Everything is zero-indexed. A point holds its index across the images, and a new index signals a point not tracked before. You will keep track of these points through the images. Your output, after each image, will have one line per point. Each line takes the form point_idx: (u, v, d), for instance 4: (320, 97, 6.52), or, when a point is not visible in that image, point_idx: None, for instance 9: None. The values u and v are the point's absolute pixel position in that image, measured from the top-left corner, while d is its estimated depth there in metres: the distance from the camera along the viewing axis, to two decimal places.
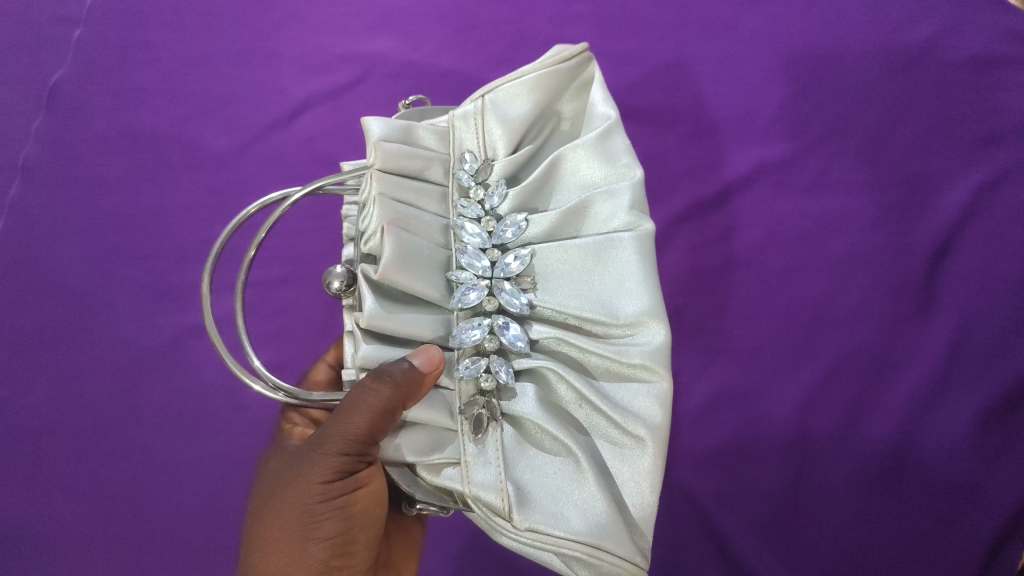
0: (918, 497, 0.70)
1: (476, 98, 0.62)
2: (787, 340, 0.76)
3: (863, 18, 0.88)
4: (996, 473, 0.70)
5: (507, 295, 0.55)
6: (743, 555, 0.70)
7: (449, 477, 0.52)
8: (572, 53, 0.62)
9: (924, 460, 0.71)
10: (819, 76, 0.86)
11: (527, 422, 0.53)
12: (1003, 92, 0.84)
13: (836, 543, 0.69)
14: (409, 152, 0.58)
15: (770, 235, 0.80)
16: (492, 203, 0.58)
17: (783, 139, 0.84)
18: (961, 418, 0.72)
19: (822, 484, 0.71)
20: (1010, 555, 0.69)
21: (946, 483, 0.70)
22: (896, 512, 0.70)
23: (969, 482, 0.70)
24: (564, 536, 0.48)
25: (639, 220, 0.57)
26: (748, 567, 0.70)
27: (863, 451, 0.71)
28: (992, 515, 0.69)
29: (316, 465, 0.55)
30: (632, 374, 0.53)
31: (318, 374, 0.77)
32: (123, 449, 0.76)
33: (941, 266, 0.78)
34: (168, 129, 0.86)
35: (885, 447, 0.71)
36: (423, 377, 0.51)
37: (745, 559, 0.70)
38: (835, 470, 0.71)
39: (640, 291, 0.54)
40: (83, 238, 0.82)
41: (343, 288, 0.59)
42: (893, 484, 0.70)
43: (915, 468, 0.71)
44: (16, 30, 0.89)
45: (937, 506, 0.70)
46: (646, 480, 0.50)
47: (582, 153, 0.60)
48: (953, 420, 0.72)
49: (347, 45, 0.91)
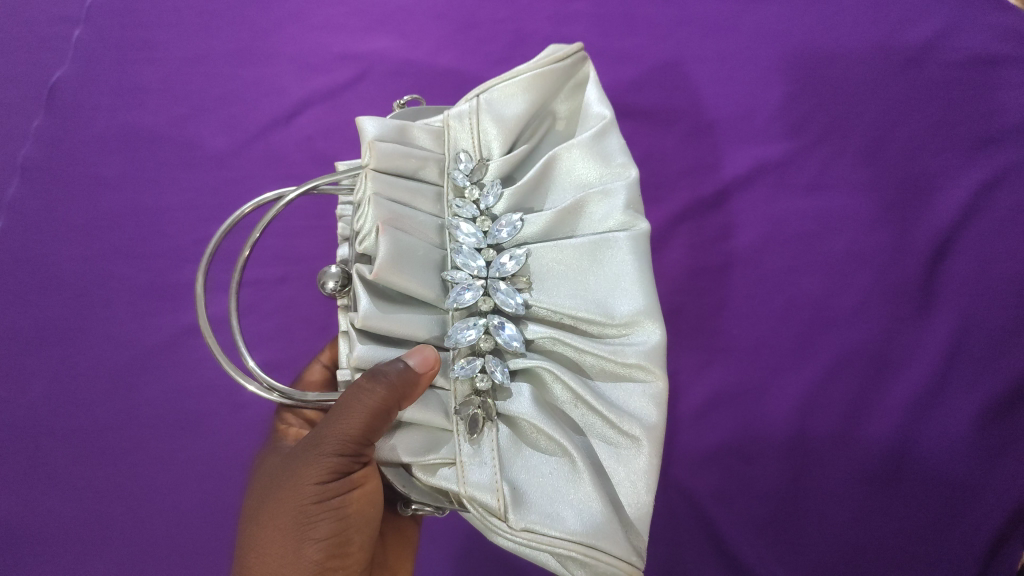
0: (917, 497, 0.70)
1: (471, 98, 0.61)
2: (786, 340, 0.76)
3: (860, 20, 0.88)
4: (995, 473, 0.70)
5: (502, 294, 0.54)
6: (742, 555, 0.70)
7: (444, 477, 0.52)
8: (567, 53, 0.62)
9: (925, 461, 0.71)
10: (817, 77, 0.86)
11: (521, 422, 0.53)
12: (1001, 93, 0.84)
13: (837, 543, 0.70)
14: (404, 152, 0.58)
15: (769, 236, 0.80)
16: (487, 202, 0.58)
17: (781, 139, 0.84)
18: (960, 418, 0.72)
19: (822, 484, 0.71)
20: (1010, 555, 0.70)
21: (945, 484, 0.71)
22: (896, 512, 0.70)
23: (968, 482, 0.71)
24: (559, 536, 0.48)
25: (634, 220, 0.57)
26: (747, 566, 0.70)
27: (863, 451, 0.72)
28: (992, 516, 0.69)
29: (311, 466, 0.55)
30: (628, 374, 0.53)
31: (313, 375, 0.76)
32: (120, 450, 0.75)
33: (941, 266, 0.78)
34: (167, 128, 0.86)
35: (884, 447, 0.72)
36: (419, 377, 0.51)
37: (744, 559, 0.70)
38: (834, 470, 0.72)
39: (635, 290, 0.54)
40: (80, 238, 0.81)
41: (338, 289, 0.59)
42: (893, 484, 0.71)
43: (915, 468, 0.71)
44: (13, 28, 0.89)
45: (936, 507, 0.70)
46: (641, 480, 0.50)
47: (577, 153, 0.60)
48: (953, 420, 0.72)
49: (346, 45, 0.91)
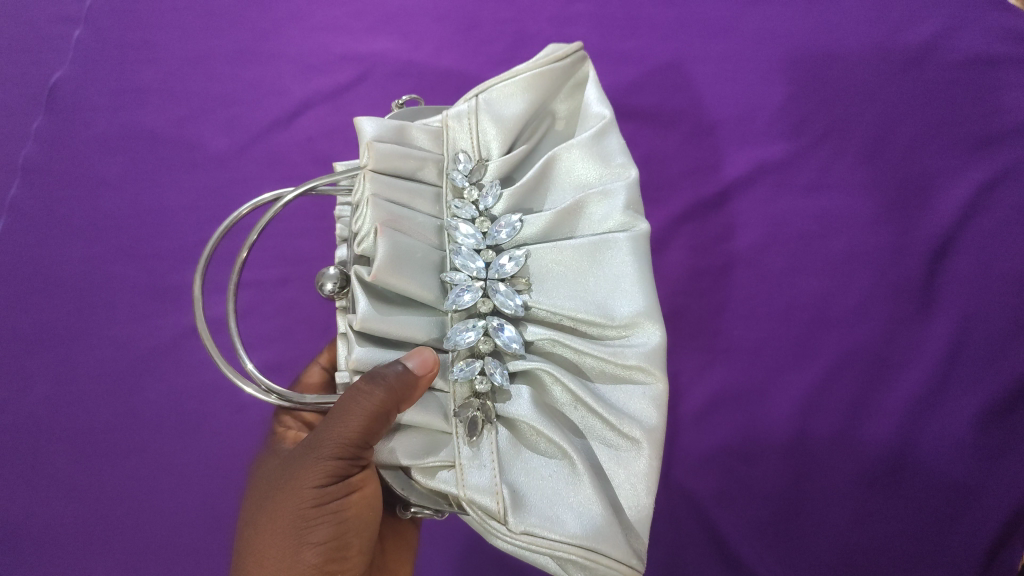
0: (918, 498, 0.70)
1: (470, 98, 0.61)
2: (787, 341, 0.76)
3: (861, 20, 0.88)
4: (996, 474, 0.70)
5: (502, 296, 0.54)
6: (743, 555, 0.70)
7: (443, 480, 0.51)
8: (567, 52, 0.62)
9: (925, 461, 0.71)
10: (819, 77, 0.86)
11: (521, 424, 0.52)
12: (1002, 93, 0.84)
13: (838, 543, 0.70)
14: (403, 152, 0.58)
15: (770, 236, 0.80)
16: (486, 203, 0.58)
17: (782, 139, 0.84)
18: (961, 418, 0.72)
19: (822, 485, 0.71)
20: (1011, 556, 0.69)
21: (946, 484, 0.71)
22: (897, 513, 0.70)
23: (969, 483, 0.70)
24: (559, 539, 0.47)
25: (635, 221, 0.57)
26: (748, 567, 0.70)
27: (864, 451, 0.72)
28: (993, 516, 0.69)
29: (309, 469, 0.55)
30: (628, 376, 0.53)
31: (312, 377, 0.76)
32: (120, 452, 0.75)
33: (942, 266, 0.78)
34: (168, 129, 0.85)
35: (885, 448, 0.72)
36: (418, 380, 0.51)
37: (745, 560, 0.70)
38: (835, 471, 0.71)
39: (635, 292, 0.54)
40: (80, 239, 0.80)
41: (337, 291, 0.59)
42: (894, 484, 0.71)
43: (916, 469, 0.71)
44: (13, 28, 0.88)
45: (937, 507, 0.70)
46: (642, 482, 0.50)
47: (576, 153, 0.60)
48: (954, 420, 0.72)
49: (347, 45, 0.90)
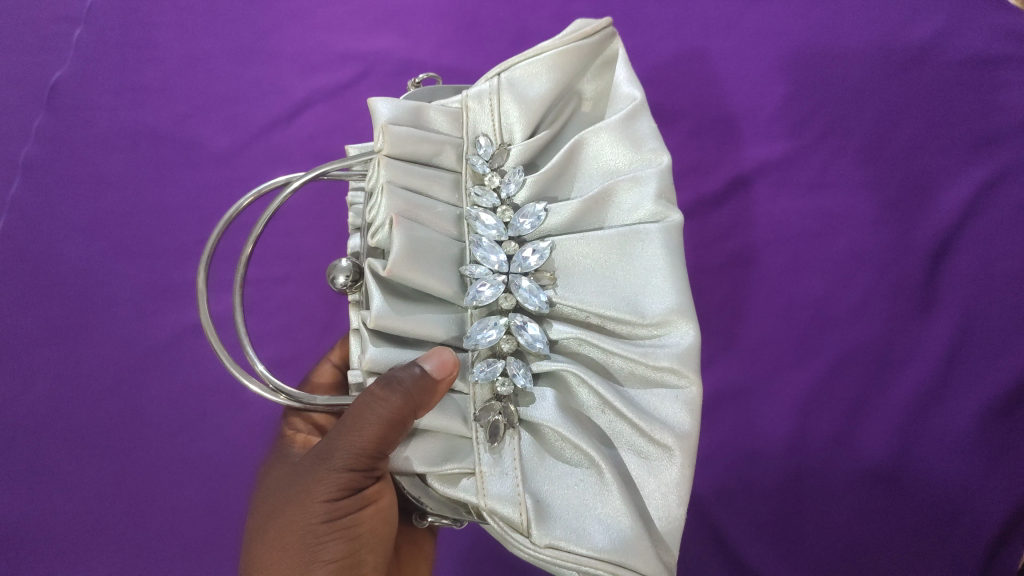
0: (917, 497, 0.67)
1: (492, 77, 0.57)
2: (788, 341, 0.72)
3: (881, 10, 0.82)
4: (995, 473, 0.66)
5: (525, 292, 0.51)
6: (744, 554, 0.68)
7: (464, 488, 0.48)
8: (596, 28, 0.57)
9: (926, 459, 0.67)
10: (840, 71, 0.80)
11: (545, 429, 0.50)
12: (1004, 92, 0.78)
13: (838, 541, 0.66)
14: (419, 136, 0.54)
15: (774, 233, 0.75)
16: (509, 190, 0.54)
17: (795, 134, 0.78)
18: (961, 418, 0.68)
19: (822, 483, 0.68)
20: (1010, 555, 0.66)
21: (947, 483, 0.67)
22: (896, 510, 0.66)
23: (971, 483, 0.67)
24: (586, 554, 0.45)
25: (667, 211, 0.52)
26: (748, 565, 0.67)
27: (865, 449, 0.68)
28: (994, 515, 0.66)
29: (320, 481, 0.53)
30: (659, 379, 0.49)
31: (323, 376, 0.74)
32: (113, 448, 0.73)
33: (940, 267, 0.73)
34: (167, 128, 0.82)
35: (885, 447, 0.68)
36: (436, 384, 0.48)
37: (745, 558, 0.67)
38: (835, 470, 0.68)
39: (667, 289, 0.50)
40: (77, 236, 0.78)
41: (349, 284, 0.56)
42: (894, 484, 0.67)
43: (918, 468, 0.67)
44: (13, 25, 0.84)
45: (938, 506, 0.67)
46: (672, 492, 0.47)
47: (604, 137, 0.56)
48: (953, 417, 0.68)
49: (346, 43, 0.86)
